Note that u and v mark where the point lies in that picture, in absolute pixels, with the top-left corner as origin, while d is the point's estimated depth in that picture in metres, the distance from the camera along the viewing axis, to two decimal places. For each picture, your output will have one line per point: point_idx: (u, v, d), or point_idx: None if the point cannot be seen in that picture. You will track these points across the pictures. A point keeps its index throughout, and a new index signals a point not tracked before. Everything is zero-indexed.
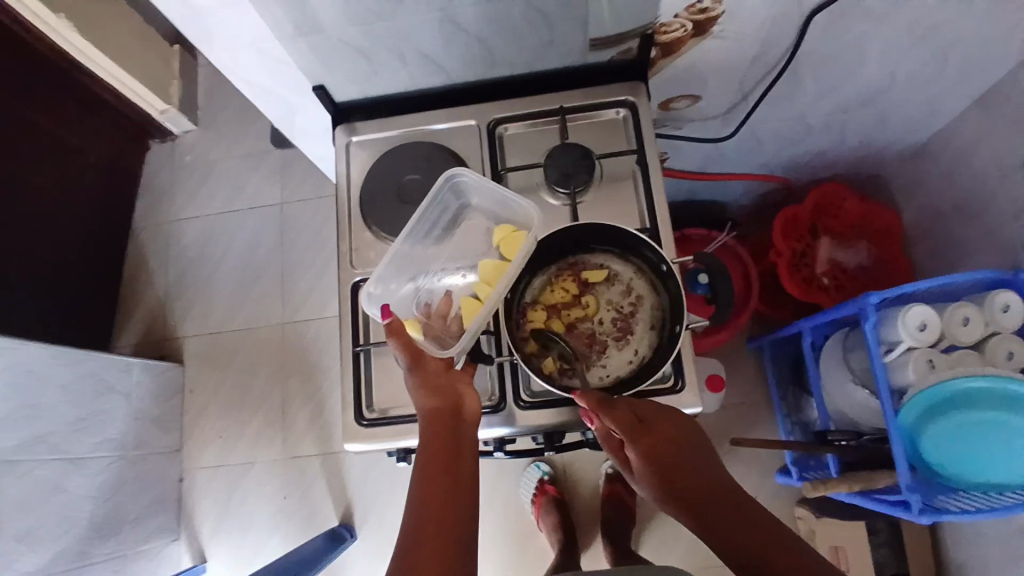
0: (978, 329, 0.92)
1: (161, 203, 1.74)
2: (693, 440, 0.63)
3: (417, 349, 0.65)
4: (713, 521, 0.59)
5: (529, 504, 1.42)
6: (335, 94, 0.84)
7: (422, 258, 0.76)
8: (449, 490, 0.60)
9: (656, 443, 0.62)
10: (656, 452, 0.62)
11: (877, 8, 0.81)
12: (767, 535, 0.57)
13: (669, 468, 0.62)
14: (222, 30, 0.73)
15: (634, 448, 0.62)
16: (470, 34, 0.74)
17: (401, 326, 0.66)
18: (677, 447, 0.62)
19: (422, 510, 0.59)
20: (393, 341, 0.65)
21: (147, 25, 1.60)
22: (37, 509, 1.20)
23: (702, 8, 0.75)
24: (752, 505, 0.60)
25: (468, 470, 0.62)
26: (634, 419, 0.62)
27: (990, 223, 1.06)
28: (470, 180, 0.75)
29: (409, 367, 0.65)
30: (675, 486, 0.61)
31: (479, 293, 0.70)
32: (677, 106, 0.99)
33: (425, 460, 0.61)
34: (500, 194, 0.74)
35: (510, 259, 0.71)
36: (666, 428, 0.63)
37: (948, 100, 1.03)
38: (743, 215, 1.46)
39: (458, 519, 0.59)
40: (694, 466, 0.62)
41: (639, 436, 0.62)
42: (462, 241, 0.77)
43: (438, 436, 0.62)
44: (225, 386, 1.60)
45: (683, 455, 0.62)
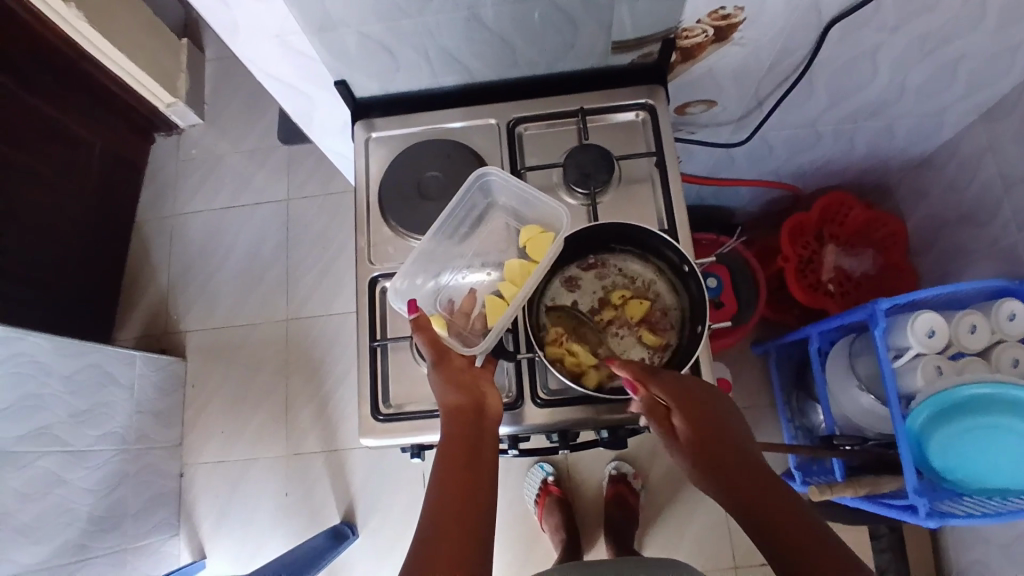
0: (985, 336, 0.93)
1: (167, 197, 1.74)
2: (737, 427, 0.64)
3: (443, 347, 0.66)
4: (751, 508, 0.58)
5: (532, 504, 1.42)
6: (355, 90, 0.84)
7: (445, 255, 0.76)
8: (469, 488, 0.60)
9: (703, 417, 0.62)
10: (701, 423, 0.62)
11: (892, 19, 0.82)
12: (806, 529, 0.56)
13: (713, 446, 0.62)
14: (246, 24, 0.73)
15: (680, 414, 0.62)
16: (495, 33, 0.75)
17: (427, 322, 0.67)
18: (717, 420, 0.63)
19: (442, 506, 0.59)
20: (418, 336, 0.66)
21: (155, 18, 1.59)
22: (39, 502, 1.19)
23: (724, 15, 0.76)
24: (793, 501, 0.58)
25: (488, 469, 0.62)
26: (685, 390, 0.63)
27: (996, 234, 1.08)
28: (496, 180, 0.76)
29: (434, 364, 0.65)
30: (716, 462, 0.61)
31: (503, 292, 0.71)
32: (693, 110, 1.00)
33: (444, 456, 0.61)
34: (524, 192, 0.75)
35: (536, 259, 0.72)
36: (707, 401, 0.64)
37: (957, 112, 1.05)
38: (749, 221, 1.48)
39: (477, 518, 0.59)
40: (732, 446, 0.62)
41: (685, 404, 0.62)
42: (486, 239, 0.78)
43: (460, 433, 0.62)
44: (227, 381, 1.59)
45: (723, 430, 0.63)
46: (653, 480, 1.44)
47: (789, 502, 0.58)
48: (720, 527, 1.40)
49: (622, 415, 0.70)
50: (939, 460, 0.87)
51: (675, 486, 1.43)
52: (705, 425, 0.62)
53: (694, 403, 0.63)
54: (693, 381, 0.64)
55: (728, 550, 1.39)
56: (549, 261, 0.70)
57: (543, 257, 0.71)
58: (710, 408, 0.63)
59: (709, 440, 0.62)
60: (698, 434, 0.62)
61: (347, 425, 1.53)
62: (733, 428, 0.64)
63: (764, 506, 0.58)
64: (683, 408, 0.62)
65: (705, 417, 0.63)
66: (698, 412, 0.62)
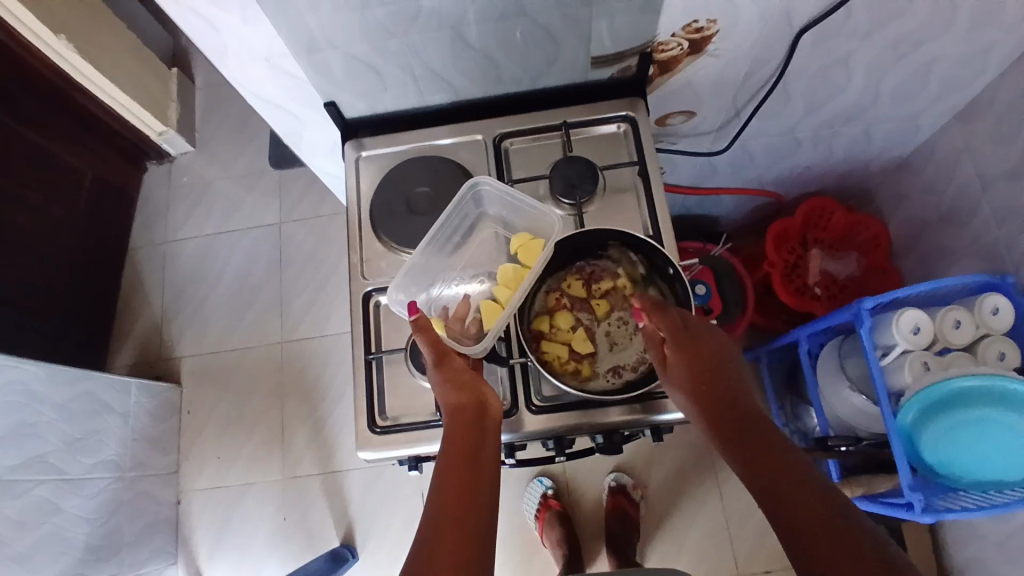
0: (970, 331, 0.95)
1: (158, 224, 1.75)
2: (733, 365, 0.65)
3: (444, 349, 0.66)
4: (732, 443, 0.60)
5: (532, 520, 1.41)
6: (344, 111, 0.86)
7: (438, 264, 0.78)
8: (472, 481, 0.61)
9: (695, 350, 0.65)
10: (698, 357, 0.64)
11: (863, 26, 0.85)
12: (790, 466, 0.56)
13: (702, 377, 0.63)
14: (235, 49, 0.75)
15: (672, 345, 0.65)
16: (479, 51, 0.77)
17: (428, 323, 0.67)
18: (713, 354, 0.65)
19: (444, 502, 0.59)
20: (420, 338, 0.66)
21: (144, 49, 1.62)
22: (34, 532, 1.17)
23: (698, 28, 0.80)
24: (779, 439, 0.59)
25: (491, 464, 0.63)
26: (682, 325, 0.66)
27: (976, 230, 1.10)
28: (489, 189, 0.79)
29: (435, 365, 0.66)
30: (706, 396, 0.63)
31: (498, 296, 0.73)
32: (673, 121, 1.03)
33: (447, 452, 0.62)
34: (516, 200, 0.78)
35: (529, 264, 0.73)
36: (708, 338, 0.65)
37: (931, 114, 1.09)
38: (735, 229, 1.51)
39: (478, 516, 0.59)
40: (727, 381, 0.64)
41: (685, 339, 0.65)
42: (476, 248, 0.80)
43: (461, 431, 0.63)
44: (223, 407, 1.58)
45: (723, 364, 0.64)
46: (653, 490, 1.43)
47: (775, 443, 0.58)
48: (721, 536, 1.39)
49: (615, 419, 0.71)
50: (934, 456, 0.88)
51: (674, 496, 1.43)
52: (702, 361, 0.64)
53: (693, 340, 0.65)
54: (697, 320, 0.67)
55: (730, 559, 1.38)
56: (543, 266, 0.71)
57: (536, 262, 0.73)
58: (708, 344, 0.65)
59: (699, 373, 0.64)
60: (692, 368, 0.64)
61: (344, 445, 1.53)
62: (734, 364, 0.65)
63: (739, 431, 0.60)
64: (677, 341, 0.65)
65: (705, 351, 0.64)
66: (699, 348, 0.64)
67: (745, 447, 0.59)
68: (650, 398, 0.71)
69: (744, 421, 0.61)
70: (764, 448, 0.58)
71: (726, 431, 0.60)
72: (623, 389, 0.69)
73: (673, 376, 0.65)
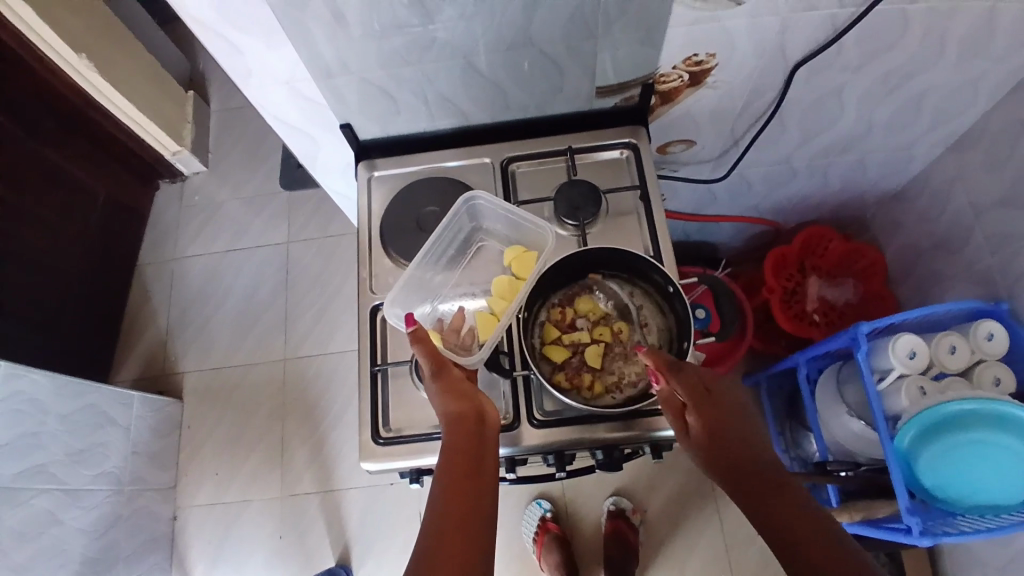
0: (966, 356, 0.97)
1: (168, 241, 1.78)
2: (749, 425, 0.64)
3: (442, 359, 0.68)
4: (757, 499, 0.58)
5: (530, 543, 1.40)
6: (358, 133, 0.90)
7: (435, 278, 0.82)
8: (473, 492, 0.62)
9: (717, 413, 0.63)
10: (718, 420, 0.63)
11: (854, 60, 0.90)
12: (815, 525, 0.55)
13: (720, 445, 0.62)
14: (259, 72, 0.79)
15: (694, 409, 0.63)
16: (489, 78, 0.82)
17: (425, 334, 0.69)
18: (730, 418, 0.63)
19: (444, 510, 0.60)
20: (416, 348, 0.68)
21: (163, 72, 1.69)
22: (32, 543, 1.17)
23: (697, 61, 0.84)
24: (800, 494, 0.58)
25: (488, 477, 0.64)
26: (702, 387, 0.64)
27: (970, 257, 1.13)
28: (484, 205, 0.82)
29: (434, 375, 0.68)
30: (727, 463, 0.61)
31: (494, 307, 0.76)
32: (674, 149, 1.07)
33: (447, 460, 0.63)
34: (511, 215, 0.82)
35: (522, 275, 0.78)
36: (726, 397, 0.65)
37: (922, 146, 1.13)
38: (733, 255, 1.54)
39: (480, 523, 0.60)
40: (739, 440, 0.62)
41: (705, 399, 0.63)
42: (470, 262, 0.83)
43: (460, 438, 0.65)
44: (223, 424, 1.59)
45: (738, 428, 0.63)
46: (653, 516, 1.42)
47: (799, 499, 0.57)
48: (722, 562, 1.38)
49: (613, 434, 0.72)
50: (933, 480, 0.88)
51: (674, 520, 1.42)
52: (720, 427, 0.63)
53: (715, 404, 0.63)
54: (714, 378, 0.65)
55: None
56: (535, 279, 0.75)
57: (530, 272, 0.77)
58: (725, 405, 0.64)
59: (721, 440, 0.62)
60: (712, 431, 0.62)
61: (344, 464, 1.53)
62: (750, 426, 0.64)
63: (762, 492, 0.59)
64: (697, 405, 0.63)
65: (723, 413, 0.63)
66: (718, 408, 0.63)
67: (769, 508, 0.57)
68: (649, 415, 0.72)
69: (758, 471, 0.60)
70: (783, 496, 0.58)
71: (748, 487, 0.59)
72: (623, 403, 0.72)
73: (694, 442, 0.64)
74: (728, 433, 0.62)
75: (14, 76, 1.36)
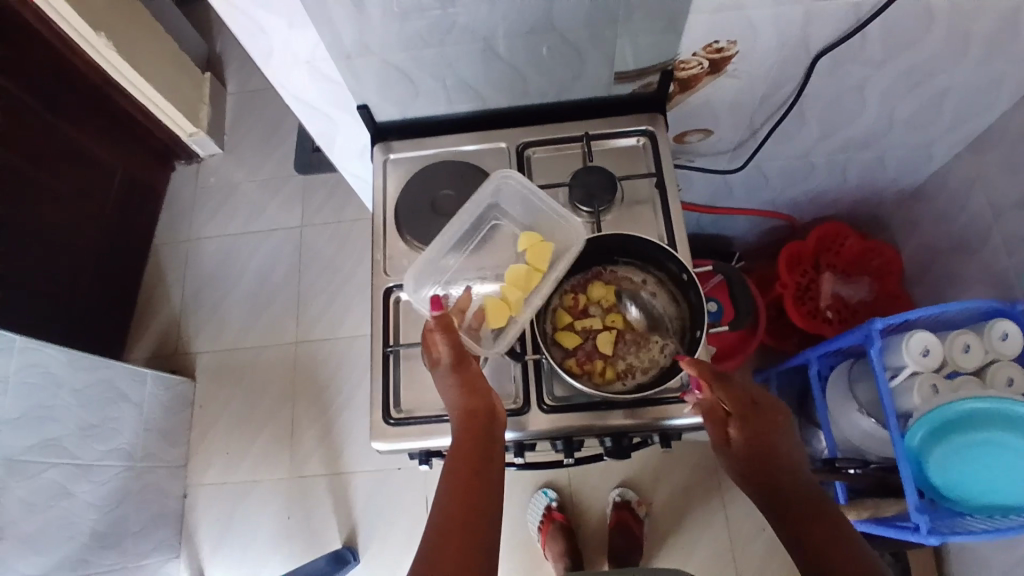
0: (979, 356, 0.96)
1: (183, 222, 1.80)
2: (791, 447, 0.67)
3: (463, 352, 0.68)
4: (788, 515, 0.63)
5: (535, 531, 1.41)
6: (376, 115, 0.90)
7: (451, 255, 0.81)
8: (478, 490, 0.63)
9: (760, 427, 0.67)
10: (760, 430, 0.66)
11: (878, 54, 0.88)
12: (840, 544, 0.60)
13: (760, 456, 0.66)
14: (278, 50, 0.79)
15: (737, 421, 0.67)
16: (507, 62, 0.81)
17: (450, 324, 0.69)
18: (773, 433, 0.67)
19: (451, 506, 0.62)
20: (442, 337, 0.68)
21: (180, 53, 1.69)
22: (42, 514, 1.19)
23: (718, 48, 0.83)
24: (834, 518, 0.62)
25: (492, 486, 0.64)
26: (749, 402, 0.67)
27: (988, 258, 1.11)
28: (514, 185, 0.82)
29: (452, 367, 0.68)
30: (763, 476, 0.66)
31: (506, 294, 0.75)
32: (691, 139, 1.06)
33: (457, 456, 0.64)
34: (536, 198, 0.81)
35: (538, 266, 0.76)
36: (770, 414, 0.68)
37: (944, 143, 1.11)
38: (748, 250, 1.52)
39: (484, 522, 0.62)
40: (776, 453, 0.66)
41: (748, 412, 0.67)
42: (486, 242, 0.82)
43: (470, 435, 0.65)
44: (234, 405, 1.61)
45: (777, 441, 0.67)
46: (658, 508, 1.43)
47: (831, 524, 0.62)
48: (726, 556, 1.38)
49: (623, 421, 0.72)
50: (942, 479, 0.88)
51: (679, 513, 1.42)
52: (761, 442, 0.66)
53: (762, 419, 0.67)
54: (754, 393, 0.68)
55: None
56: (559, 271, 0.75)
57: (546, 265, 0.76)
58: (769, 421, 0.67)
59: (761, 454, 0.66)
60: (755, 443, 0.66)
61: (352, 448, 1.54)
62: (789, 437, 0.68)
63: (796, 510, 0.63)
64: (741, 416, 0.67)
65: (764, 428, 0.67)
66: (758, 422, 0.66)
67: (797, 526, 0.62)
68: (659, 404, 0.72)
69: (793, 489, 0.65)
70: (816, 517, 0.62)
71: (781, 504, 0.64)
72: (633, 390, 0.72)
73: (733, 451, 0.67)
74: (768, 449, 0.66)
75: (31, 53, 1.37)
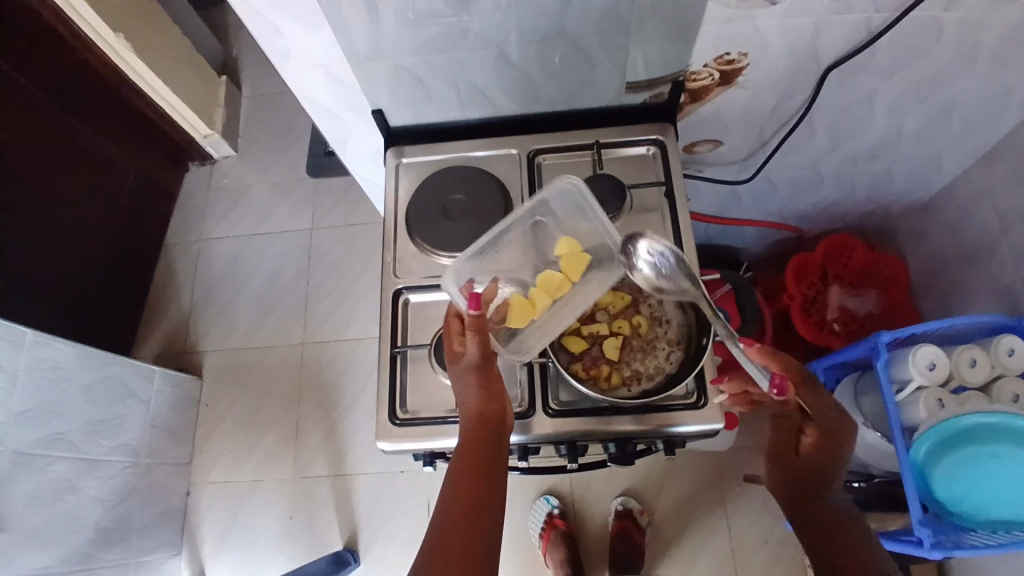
0: (985, 370, 0.95)
1: (195, 222, 1.82)
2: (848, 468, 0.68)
3: (490, 353, 0.68)
4: (817, 526, 0.65)
5: (537, 538, 1.40)
6: (389, 119, 0.91)
7: (490, 249, 0.78)
8: (481, 492, 0.63)
9: (828, 443, 0.67)
10: (827, 443, 0.67)
11: (887, 66, 0.89)
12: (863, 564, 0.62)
13: (816, 467, 0.67)
14: (295, 54, 0.80)
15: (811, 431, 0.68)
16: (519, 69, 0.82)
17: (484, 326, 0.68)
18: (841, 450, 0.67)
19: (453, 505, 0.62)
20: (473, 337, 0.67)
21: (196, 56, 1.72)
22: (47, 508, 1.20)
23: (729, 60, 0.84)
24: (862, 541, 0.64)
25: (496, 489, 0.64)
26: (830, 419, 0.67)
27: (997, 273, 1.11)
28: (572, 192, 0.78)
29: (475, 366, 0.67)
30: (813, 485, 0.67)
31: (533, 297, 0.75)
32: (700, 149, 1.07)
33: (464, 457, 0.65)
34: (587, 208, 0.78)
35: (570, 276, 0.75)
36: (843, 435, 0.67)
37: (953, 156, 1.11)
38: (755, 261, 1.53)
39: (484, 525, 0.62)
40: (835, 472, 0.68)
41: (825, 426, 0.67)
42: (523, 242, 0.79)
43: (477, 438, 0.66)
44: (239, 404, 1.62)
45: (841, 464, 0.67)
46: (661, 518, 1.42)
47: (859, 545, 0.63)
48: (728, 568, 1.37)
49: (627, 427, 0.72)
50: (946, 493, 0.88)
51: (682, 523, 1.41)
52: (823, 456, 0.67)
53: (832, 436, 0.67)
54: (848, 419, 0.68)
55: None
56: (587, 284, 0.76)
57: (577, 277, 0.76)
58: (841, 439, 0.67)
59: (819, 464, 0.67)
60: (818, 454, 0.67)
61: (356, 450, 1.55)
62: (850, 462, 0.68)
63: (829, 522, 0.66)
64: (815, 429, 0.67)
65: (834, 449, 0.67)
66: (836, 443, 0.67)
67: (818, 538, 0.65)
68: (663, 411, 0.72)
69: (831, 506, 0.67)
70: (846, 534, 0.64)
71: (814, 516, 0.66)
72: (639, 396, 0.73)
73: (798, 455, 0.68)
74: (828, 463, 0.67)
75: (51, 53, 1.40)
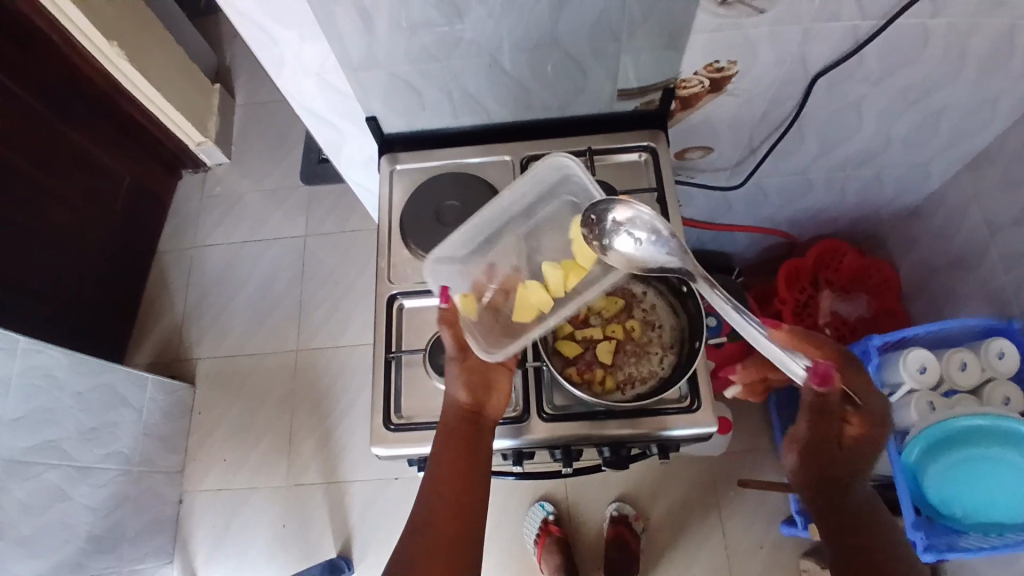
0: (976, 373, 0.96)
1: (188, 229, 1.82)
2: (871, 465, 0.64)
3: (465, 346, 0.70)
4: (844, 524, 0.61)
5: (532, 544, 1.40)
6: (383, 126, 0.92)
7: (499, 236, 0.76)
8: (463, 480, 0.65)
9: (866, 442, 0.62)
10: (864, 443, 0.62)
11: (875, 74, 0.90)
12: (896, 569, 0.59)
13: (849, 463, 0.62)
14: (290, 61, 0.81)
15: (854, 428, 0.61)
16: (512, 77, 0.83)
17: (454, 317, 0.71)
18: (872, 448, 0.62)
19: (440, 495, 0.65)
20: (444, 329, 0.70)
21: (191, 64, 1.72)
22: (39, 515, 1.18)
23: (719, 68, 0.86)
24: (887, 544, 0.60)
25: (479, 499, 0.66)
26: (875, 419, 0.62)
27: (985, 277, 1.13)
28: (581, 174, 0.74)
29: (454, 358, 0.70)
30: (840, 481, 0.62)
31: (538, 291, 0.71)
32: (691, 156, 1.08)
33: (444, 446, 0.67)
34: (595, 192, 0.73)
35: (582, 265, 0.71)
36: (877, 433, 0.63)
37: (941, 162, 1.13)
38: (747, 266, 1.54)
39: (468, 512, 0.64)
40: (866, 471, 0.63)
41: (869, 423, 0.61)
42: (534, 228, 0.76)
43: (458, 427, 0.67)
44: (233, 413, 1.61)
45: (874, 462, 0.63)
46: (656, 523, 1.42)
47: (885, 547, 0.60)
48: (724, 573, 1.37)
49: (619, 430, 0.72)
50: (937, 495, 0.89)
51: (677, 528, 1.41)
52: (858, 455, 0.62)
53: (869, 435, 0.62)
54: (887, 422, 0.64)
55: None
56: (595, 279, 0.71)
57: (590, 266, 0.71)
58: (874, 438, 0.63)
59: (851, 461, 0.62)
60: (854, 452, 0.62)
61: (350, 457, 1.54)
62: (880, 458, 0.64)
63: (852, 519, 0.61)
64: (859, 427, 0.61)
65: (873, 447, 0.62)
66: (873, 442, 0.62)
67: (845, 536, 0.60)
68: (656, 414, 0.73)
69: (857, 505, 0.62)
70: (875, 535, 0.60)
71: (843, 514, 0.61)
72: (632, 399, 0.73)
73: (834, 450, 0.62)
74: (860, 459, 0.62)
75: (44, 60, 1.41)
